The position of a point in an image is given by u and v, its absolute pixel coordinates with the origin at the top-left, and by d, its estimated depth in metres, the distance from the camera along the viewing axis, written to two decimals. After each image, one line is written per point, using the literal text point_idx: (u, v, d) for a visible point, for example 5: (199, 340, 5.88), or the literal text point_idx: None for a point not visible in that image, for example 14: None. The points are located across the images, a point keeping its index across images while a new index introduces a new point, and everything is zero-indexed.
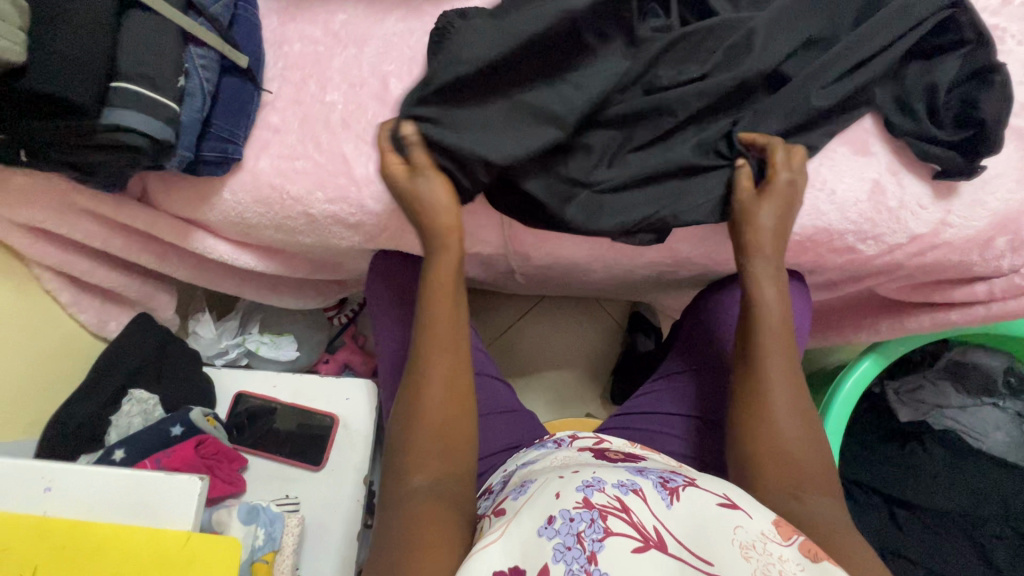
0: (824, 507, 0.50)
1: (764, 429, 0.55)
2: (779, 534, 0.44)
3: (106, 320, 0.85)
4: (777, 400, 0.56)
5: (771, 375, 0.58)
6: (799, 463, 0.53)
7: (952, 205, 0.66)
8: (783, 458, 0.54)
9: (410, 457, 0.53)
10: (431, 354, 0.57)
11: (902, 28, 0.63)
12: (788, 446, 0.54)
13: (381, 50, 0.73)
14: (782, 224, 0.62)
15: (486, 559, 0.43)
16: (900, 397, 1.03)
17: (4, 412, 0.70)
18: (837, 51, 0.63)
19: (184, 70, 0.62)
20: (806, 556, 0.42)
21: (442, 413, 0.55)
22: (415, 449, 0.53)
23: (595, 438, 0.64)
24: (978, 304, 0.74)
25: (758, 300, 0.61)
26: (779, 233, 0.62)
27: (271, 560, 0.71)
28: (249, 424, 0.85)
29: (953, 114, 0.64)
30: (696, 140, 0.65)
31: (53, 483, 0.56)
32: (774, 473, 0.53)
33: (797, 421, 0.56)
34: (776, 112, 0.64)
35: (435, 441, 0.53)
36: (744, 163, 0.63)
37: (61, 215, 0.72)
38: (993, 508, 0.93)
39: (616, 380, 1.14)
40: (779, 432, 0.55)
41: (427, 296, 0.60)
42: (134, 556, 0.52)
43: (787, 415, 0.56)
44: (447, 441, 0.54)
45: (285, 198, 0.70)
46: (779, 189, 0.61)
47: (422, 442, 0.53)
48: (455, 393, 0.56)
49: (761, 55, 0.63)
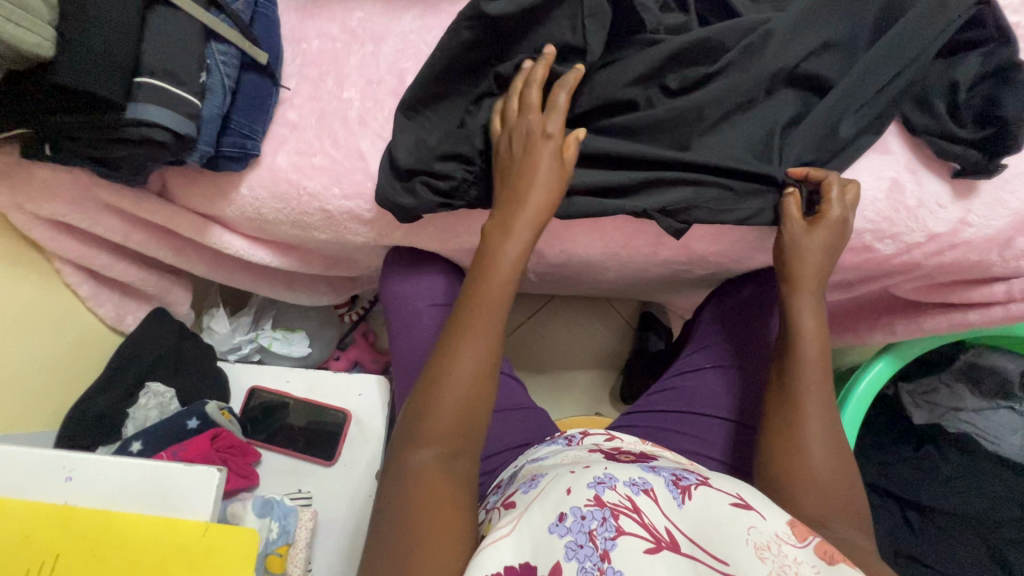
0: (853, 535, 0.51)
1: (795, 453, 0.56)
2: (795, 535, 0.43)
3: (124, 314, 0.86)
4: (809, 426, 0.57)
5: (806, 408, 0.58)
6: (832, 494, 0.54)
7: (972, 204, 0.65)
8: (814, 487, 0.54)
9: (425, 429, 0.51)
10: (481, 334, 0.54)
11: (927, 24, 0.62)
12: (820, 475, 0.55)
13: (398, 47, 0.73)
14: (829, 257, 0.62)
15: (497, 554, 0.43)
16: (914, 399, 1.04)
17: (26, 402, 0.71)
18: (870, 59, 0.63)
19: (206, 66, 0.64)
20: (821, 559, 0.41)
21: (466, 391, 0.52)
22: (432, 422, 0.51)
23: (606, 434, 0.64)
24: (997, 305, 0.74)
25: (797, 332, 0.62)
26: (823, 267, 0.62)
27: (284, 554, 0.71)
28: (263, 419, 0.86)
29: (974, 112, 0.63)
30: (720, 146, 0.64)
31: (74, 473, 0.57)
32: (808, 502, 0.54)
33: (834, 455, 0.56)
34: (786, 113, 0.65)
35: (456, 419, 0.52)
36: (793, 192, 0.63)
37: (83, 209, 0.73)
38: (1010, 512, 0.92)
39: (627, 379, 1.14)
40: (811, 455, 0.56)
41: (482, 271, 0.58)
42: (155, 546, 0.53)
43: (822, 446, 0.56)
44: (465, 414, 0.52)
45: (301, 194, 0.70)
46: (831, 223, 0.61)
47: (441, 417, 0.51)
48: (482, 373, 0.54)
49: (775, 56, 0.63)
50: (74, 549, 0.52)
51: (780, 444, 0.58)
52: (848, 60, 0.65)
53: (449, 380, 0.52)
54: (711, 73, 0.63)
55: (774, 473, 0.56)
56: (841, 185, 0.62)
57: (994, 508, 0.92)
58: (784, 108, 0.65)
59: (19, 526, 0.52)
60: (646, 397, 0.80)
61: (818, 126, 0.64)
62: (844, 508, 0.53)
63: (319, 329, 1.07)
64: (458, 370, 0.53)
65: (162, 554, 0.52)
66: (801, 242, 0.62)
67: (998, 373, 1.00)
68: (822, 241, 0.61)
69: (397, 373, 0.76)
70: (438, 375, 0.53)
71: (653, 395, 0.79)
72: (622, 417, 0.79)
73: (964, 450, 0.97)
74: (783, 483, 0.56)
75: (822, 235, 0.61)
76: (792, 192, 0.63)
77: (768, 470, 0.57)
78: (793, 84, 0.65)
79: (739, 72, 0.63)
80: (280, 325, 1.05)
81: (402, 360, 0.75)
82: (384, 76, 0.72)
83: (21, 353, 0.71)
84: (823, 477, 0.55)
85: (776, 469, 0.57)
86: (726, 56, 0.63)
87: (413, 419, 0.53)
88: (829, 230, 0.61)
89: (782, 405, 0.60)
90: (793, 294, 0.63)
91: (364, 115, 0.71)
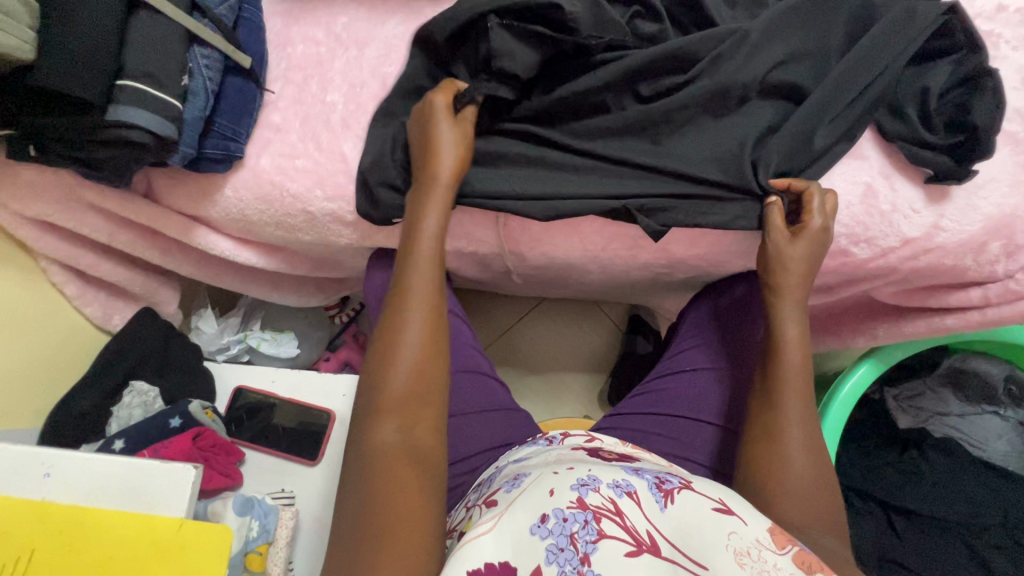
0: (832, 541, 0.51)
1: (776, 459, 0.57)
2: (774, 542, 0.43)
3: (111, 313, 0.87)
4: (791, 432, 0.58)
5: (791, 419, 0.58)
6: (812, 501, 0.54)
7: (945, 209, 0.66)
8: (794, 494, 0.54)
9: (383, 405, 0.52)
10: (414, 301, 0.57)
11: (898, 36, 0.64)
12: (800, 483, 0.55)
13: (382, 52, 0.75)
14: (812, 265, 0.63)
15: (478, 550, 0.43)
16: (900, 404, 1.05)
17: (10, 400, 0.72)
18: (843, 70, 0.64)
19: (189, 70, 0.64)
20: (800, 567, 0.40)
21: (415, 360, 0.54)
22: (388, 398, 0.52)
23: (587, 436, 0.65)
24: (974, 309, 0.74)
25: (783, 340, 0.62)
26: (806, 275, 0.63)
27: (265, 552, 0.72)
28: (248, 419, 0.87)
29: (945, 120, 0.65)
30: (695, 153, 0.65)
31: (53, 469, 0.58)
32: (791, 510, 0.54)
33: (814, 463, 0.57)
34: (757, 123, 0.65)
35: (409, 391, 0.53)
36: (777, 200, 0.64)
37: (70, 210, 0.74)
38: (993, 517, 0.92)
39: (614, 382, 1.14)
40: (791, 462, 0.56)
41: (410, 242, 0.61)
42: (131, 541, 0.53)
43: (803, 454, 0.57)
44: (424, 383, 0.54)
45: (284, 195, 0.71)
46: (813, 233, 0.62)
47: (393, 390, 0.53)
48: (433, 336, 0.56)
49: (745, 63, 0.64)
50: (47, 546, 0.52)
51: (765, 451, 0.58)
52: (819, 70, 0.66)
53: (403, 350, 0.55)
54: (684, 81, 0.64)
55: (758, 481, 0.56)
56: (822, 196, 0.63)
57: (977, 513, 0.92)
58: (755, 119, 0.66)
59: None
60: (626, 399, 0.80)
61: (790, 135, 0.64)
62: (823, 515, 0.54)
63: (308, 330, 1.08)
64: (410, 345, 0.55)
65: (140, 550, 0.53)
66: (785, 250, 0.63)
67: (983, 378, 1.00)
68: (804, 251, 0.62)
69: None
70: (390, 353, 0.55)
71: (633, 396, 0.80)
72: (605, 419, 0.79)
73: (949, 454, 0.97)
74: (765, 489, 0.55)
75: (804, 245, 0.62)
76: (774, 201, 0.63)
77: (752, 479, 0.57)
78: (764, 94, 0.66)
79: (710, 79, 0.64)
80: (268, 326, 1.06)
81: None
82: (368, 80, 0.73)
83: (6, 352, 0.71)
84: (804, 484, 0.55)
85: (758, 477, 0.56)
86: (704, 61, 0.64)
87: (374, 400, 0.53)
88: (810, 239, 0.62)
89: (762, 413, 0.60)
90: (776, 303, 0.64)
91: (347, 119, 0.72)
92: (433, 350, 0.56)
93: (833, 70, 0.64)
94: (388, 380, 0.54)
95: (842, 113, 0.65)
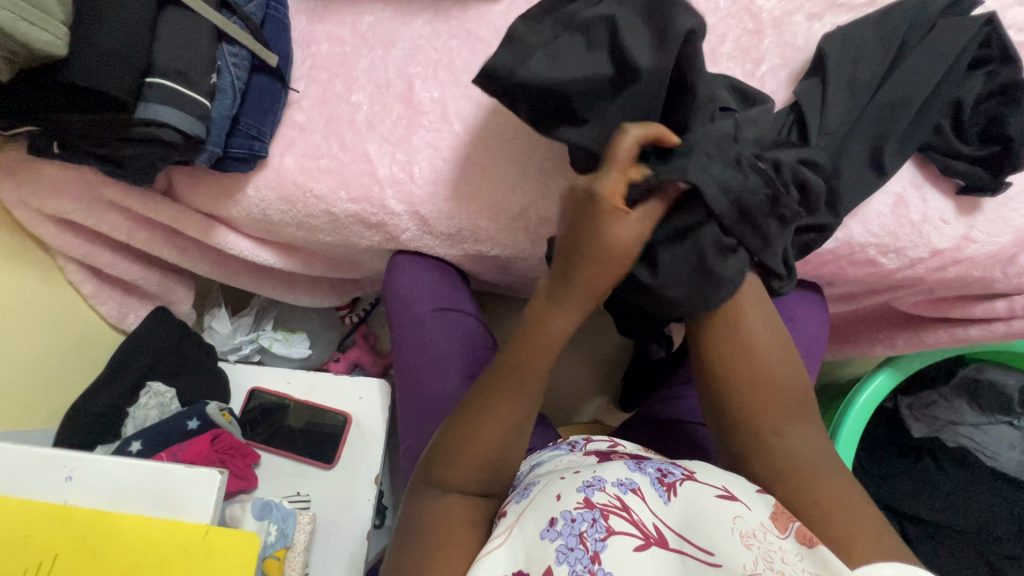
0: (801, 437, 0.52)
1: (756, 399, 0.54)
2: (775, 525, 0.42)
3: (126, 312, 0.86)
4: (768, 372, 0.54)
5: (748, 325, 0.56)
6: (774, 389, 0.54)
7: (976, 220, 0.66)
8: (760, 395, 0.54)
9: (446, 459, 0.52)
10: (503, 383, 0.52)
11: (947, 55, 0.62)
12: (766, 376, 0.54)
13: (408, 52, 0.74)
14: (773, 336, 0.56)
15: (492, 564, 0.43)
16: (912, 413, 1.01)
17: (25, 399, 0.71)
18: (888, 99, 0.63)
19: (217, 68, 0.65)
20: (802, 544, 0.40)
21: (496, 435, 0.52)
22: (455, 463, 0.52)
23: (609, 441, 0.59)
24: (999, 321, 0.73)
25: (752, 339, 0.55)
26: (779, 354, 0.56)
27: (282, 557, 0.71)
28: (263, 419, 0.85)
29: (978, 130, 0.64)
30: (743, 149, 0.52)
31: (75, 472, 0.57)
32: (747, 404, 0.54)
33: (789, 386, 0.55)
34: (846, 164, 0.63)
35: (476, 459, 0.51)
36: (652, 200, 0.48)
37: (90, 208, 0.73)
38: (1008, 526, 0.88)
39: (625, 387, 1.08)
40: (772, 382, 0.54)
41: (517, 333, 0.53)
42: (157, 545, 0.53)
43: (759, 325, 0.56)
44: (491, 462, 0.52)
45: (308, 196, 0.70)
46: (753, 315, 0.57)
47: (462, 458, 0.52)
48: (513, 422, 0.52)
49: (831, 113, 0.63)
50: (73, 549, 0.52)
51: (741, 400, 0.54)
52: (855, 106, 0.63)
53: (473, 427, 0.52)
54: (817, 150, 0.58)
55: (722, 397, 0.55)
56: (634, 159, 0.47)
57: (991, 523, 0.89)
58: (820, 158, 0.63)
59: (22, 523, 0.52)
60: (650, 405, 0.80)
61: (845, 162, 0.63)
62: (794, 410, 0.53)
63: (319, 331, 1.07)
64: (485, 422, 0.52)
65: (166, 554, 0.53)
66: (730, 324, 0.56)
67: (997, 389, 0.95)
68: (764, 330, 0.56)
69: (401, 384, 0.75)
70: (466, 427, 0.53)
71: (658, 404, 0.79)
72: (624, 427, 0.79)
73: (964, 465, 0.94)
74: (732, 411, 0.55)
75: (759, 320, 0.56)
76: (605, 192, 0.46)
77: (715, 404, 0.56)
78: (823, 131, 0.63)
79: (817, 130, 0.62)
80: (280, 326, 1.05)
81: (405, 367, 0.75)
82: (393, 81, 0.72)
83: (23, 349, 0.71)
84: (759, 391, 0.54)
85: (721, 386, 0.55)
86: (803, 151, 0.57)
87: (435, 457, 0.53)
88: (767, 324, 0.57)
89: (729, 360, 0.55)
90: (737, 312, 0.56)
91: (372, 119, 0.71)
92: (510, 439, 0.52)
93: (873, 101, 0.64)
94: (455, 451, 0.52)
95: (901, 136, 0.64)
